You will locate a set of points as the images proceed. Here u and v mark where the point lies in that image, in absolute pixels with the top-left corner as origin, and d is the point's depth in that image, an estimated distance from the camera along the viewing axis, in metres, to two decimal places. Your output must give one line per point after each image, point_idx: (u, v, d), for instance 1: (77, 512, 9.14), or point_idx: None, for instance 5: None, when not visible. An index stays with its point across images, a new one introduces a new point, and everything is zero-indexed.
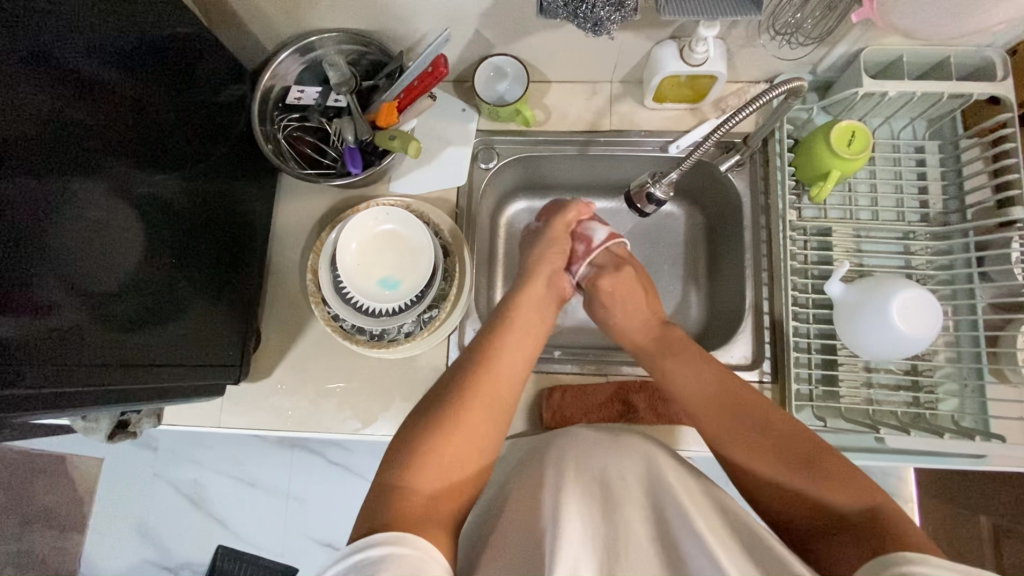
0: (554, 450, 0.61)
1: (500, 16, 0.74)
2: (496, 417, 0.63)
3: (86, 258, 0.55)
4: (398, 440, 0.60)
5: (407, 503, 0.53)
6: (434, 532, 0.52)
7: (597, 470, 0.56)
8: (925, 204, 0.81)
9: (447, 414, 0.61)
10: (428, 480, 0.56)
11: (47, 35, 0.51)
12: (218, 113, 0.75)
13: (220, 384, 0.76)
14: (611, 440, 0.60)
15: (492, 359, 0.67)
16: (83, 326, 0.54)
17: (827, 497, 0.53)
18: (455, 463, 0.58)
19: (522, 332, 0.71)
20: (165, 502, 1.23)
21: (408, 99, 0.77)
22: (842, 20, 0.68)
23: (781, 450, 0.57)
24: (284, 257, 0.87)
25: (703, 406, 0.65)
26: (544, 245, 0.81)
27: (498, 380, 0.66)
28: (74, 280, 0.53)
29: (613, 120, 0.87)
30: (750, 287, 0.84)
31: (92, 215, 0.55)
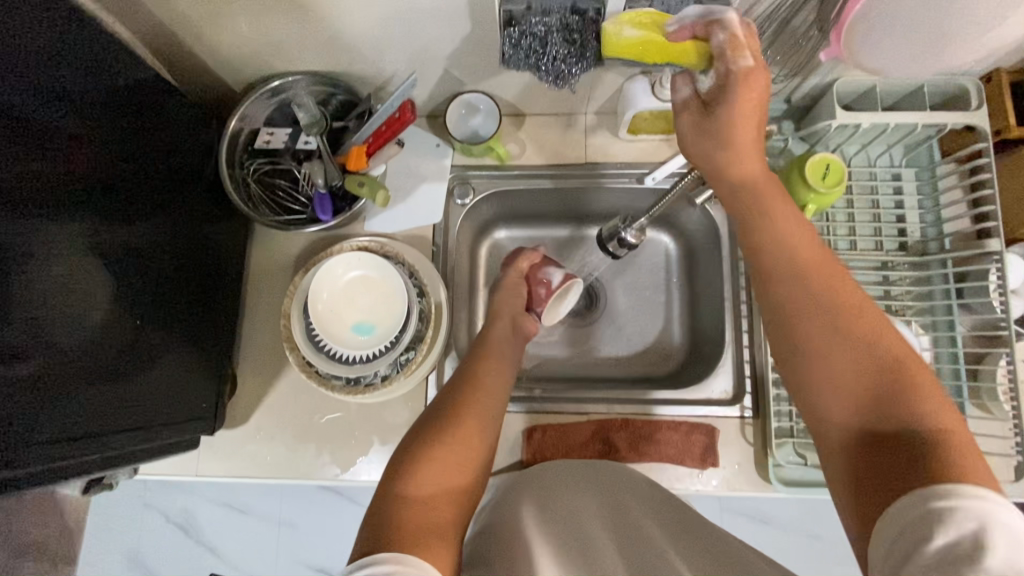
0: (531, 481, 0.68)
1: (467, 56, 0.73)
2: (489, 430, 0.63)
3: (53, 307, 0.54)
4: (397, 457, 0.58)
5: (409, 511, 0.51)
6: (436, 540, 0.49)
7: (577, 508, 0.63)
8: (903, 232, 0.81)
9: (444, 429, 0.60)
10: (430, 489, 0.54)
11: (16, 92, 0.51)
12: (188, 159, 0.75)
13: (194, 436, 0.75)
14: (589, 479, 0.68)
15: (475, 381, 0.68)
16: (52, 383, 0.53)
17: (892, 423, 0.44)
18: (454, 466, 0.57)
19: (497, 363, 0.72)
20: (156, 533, 1.22)
21: (377, 144, 0.77)
22: (811, 57, 0.68)
23: (858, 347, 0.47)
24: (260, 299, 0.86)
25: (800, 271, 0.52)
26: (504, 293, 0.82)
27: (484, 391, 0.67)
28: (41, 332, 0.53)
29: (588, 152, 0.86)
30: (730, 318, 0.83)
31: (60, 270, 0.55)
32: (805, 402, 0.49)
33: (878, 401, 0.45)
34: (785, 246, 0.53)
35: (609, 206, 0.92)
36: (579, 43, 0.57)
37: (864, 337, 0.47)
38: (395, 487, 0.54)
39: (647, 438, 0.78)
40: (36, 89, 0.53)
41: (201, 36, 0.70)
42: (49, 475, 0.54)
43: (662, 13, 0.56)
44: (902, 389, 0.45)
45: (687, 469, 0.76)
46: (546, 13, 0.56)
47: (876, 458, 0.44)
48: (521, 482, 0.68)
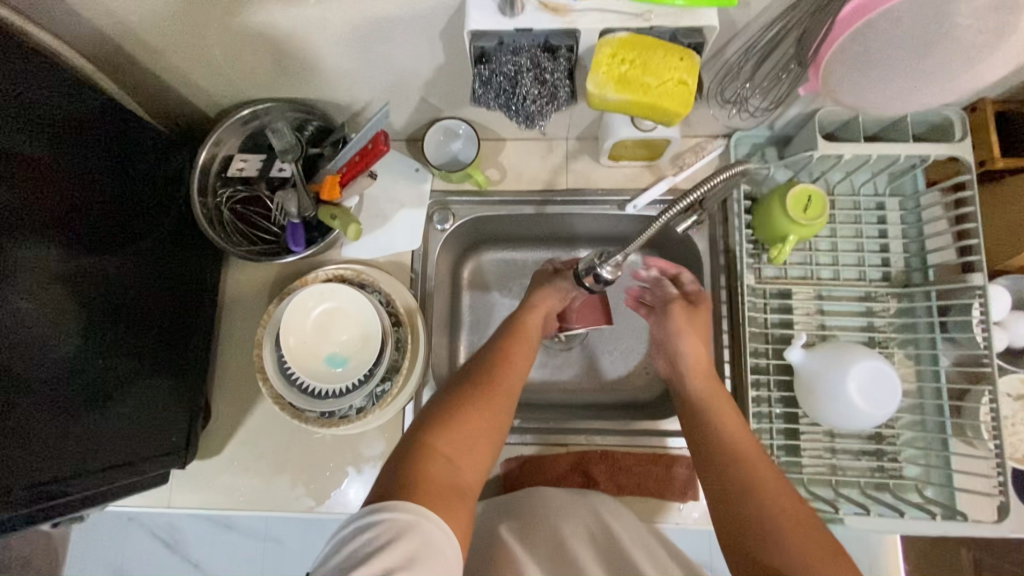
0: (525, 500, 0.73)
1: (443, 85, 0.72)
2: (511, 402, 0.63)
3: (20, 337, 0.53)
4: (424, 413, 0.61)
5: (433, 463, 0.55)
6: (454, 504, 0.53)
7: (566, 519, 0.70)
8: (886, 262, 0.80)
9: (472, 396, 0.62)
10: (453, 446, 0.57)
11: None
12: (159, 186, 0.73)
13: (164, 470, 0.74)
14: (580, 496, 0.72)
15: (506, 353, 0.67)
16: (20, 417, 0.52)
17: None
18: (474, 436, 0.59)
19: (530, 336, 0.71)
20: (138, 552, 1.21)
21: (350, 174, 0.75)
22: (792, 89, 0.66)
23: (795, 521, 0.52)
24: (235, 326, 0.85)
25: (715, 394, 0.64)
26: (544, 293, 0.75)
27: (513, 363, 0.66)
28: (11, 363, 0.52)
29: (569, 177, 0.85)
30: (712, 347, 0.82)
31: (23, 301, 0.54)
32: (731, 534, 0.54)
33: (796, 525, 0.52)
34: (747, 448, 0.58)
35: (591, 230, 0.91)
36: (550, 84, 0.57)
37: (795, 519, 0.53)
38: (421, 440, 0.57)
39: (627, 470, 0.77)
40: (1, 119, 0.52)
41: (168, 65, 0.68)
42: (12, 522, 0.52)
43: (634, 35, 0.52)
44: (828, 560, 0.50)
45: (667, 503, 0.75)
46: (516, 52, 0.54)
47: None
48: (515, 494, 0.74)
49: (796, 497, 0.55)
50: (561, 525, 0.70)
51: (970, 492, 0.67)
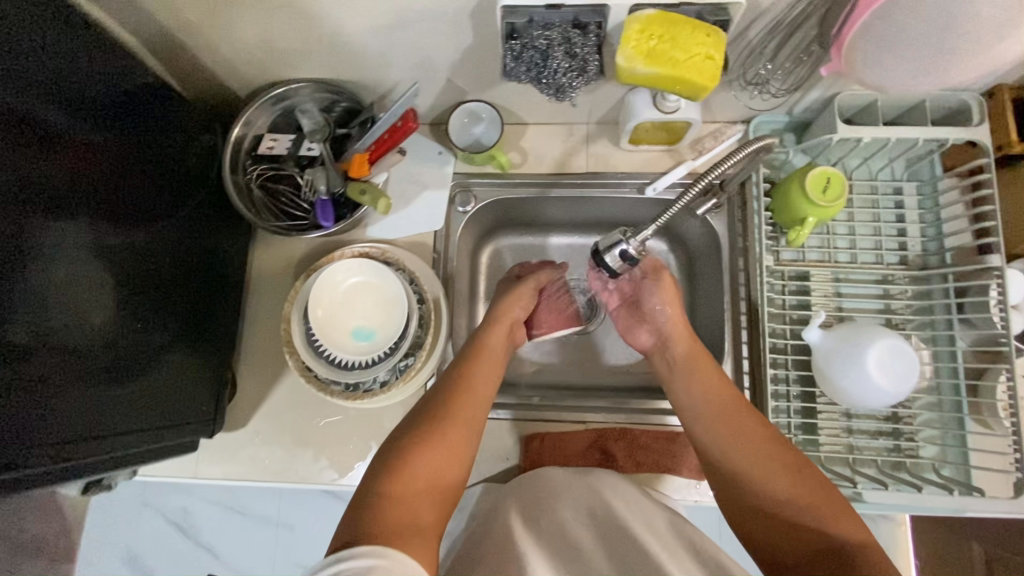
0: (529, 488, 0.70)
1: (470, 66, 0.73)
2: (473, 435, 0.63)
3: (60, 304, 0.55)
4: (377, 459, 0.58)
5: (392, 510, 0.52)
6: (416, 545, 0.50)
7: (565, 502, 0.66)
8: (903, 246, 0.81)
9: (428, 433, 0.60)
10: (411, 487, 0.55)
11: (24, 95, 0.51)
12: (193, 164, 0.75)
13: (192, 439, 0.76)
14: (578, 477, 0.69)
15: (465, 381, 0.67)
16: (54, 382, 0.54)
17: (814, 524, 0.52)
18: (437, 472, 0.57)
19: (491, 359, 0.71)
20: (153, 533, 1.22)
21: (379, 151, 0.78)
22: (814, 70, 0.68)
23: (789, 473, 0.56)
24: (261, 303, 0.87)
25: (697, 371, 0.68)
26: (505, 301, 0.79)
27: (470, 396, 0.65)
28: (49, 329, 0.53)
29: (588, 161, 0.86)
30: (729, 329, 0.83)
31: (63, 268, 0.55)
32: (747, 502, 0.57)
33: (813, 484, 0.55)
34: (730, 414, 0.63)
35: (609, 214, 0.92)
36: (581, 58, 0.58)
37: (797, 478, 0.56)
38: (377, 486, 0.54)
39: (645, 447, 0.78)
40: (42, 93, 0.53)
41: (207, 44, 0.71)
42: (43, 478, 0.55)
43: (662, 12, 0.54)
44: (823, 501, 0.54)
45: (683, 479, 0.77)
46: (548, 27, 0.56)
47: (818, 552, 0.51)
48: (513, 487, 0.71)
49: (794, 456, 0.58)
50: (560, 506, 0.65)
51: (986, 469, 0.68)
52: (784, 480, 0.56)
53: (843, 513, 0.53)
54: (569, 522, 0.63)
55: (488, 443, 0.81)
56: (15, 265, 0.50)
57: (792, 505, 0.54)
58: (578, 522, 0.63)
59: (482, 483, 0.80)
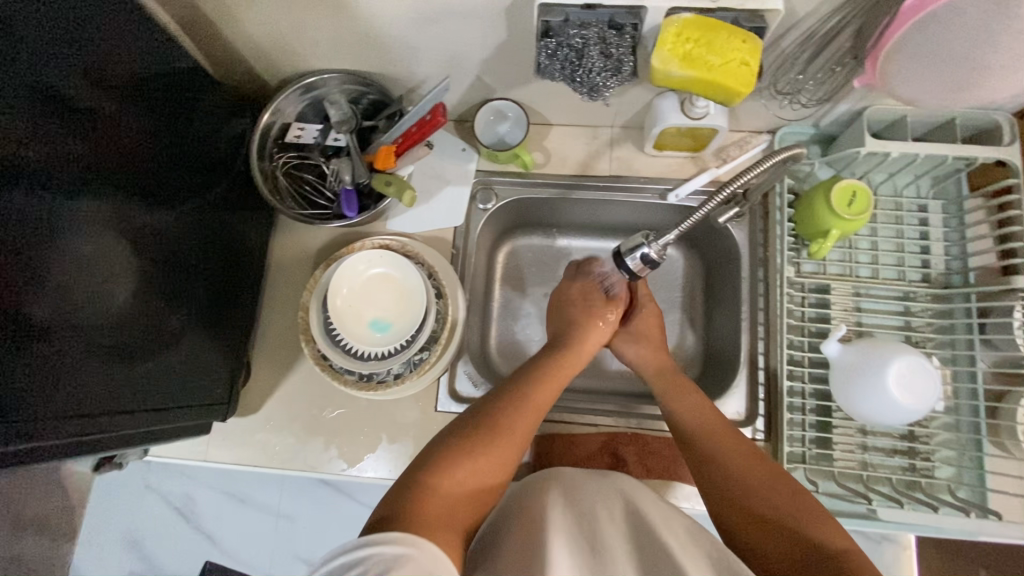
0: (544, 480, 0.62)
1: (500, 64, 0.74)
2: (522, 452, 0.63)
3: (79, 285, 0.55)
4: (425, 453, 0.59)
5: (428, 502, 0.52)
6: (445, 535, 0.49)
7: (594, 500, 0.58)
8: (926, 263, 0.80)
9: (479, 439, 0.60)
10: (453, 483, 0.55)
11: (43, 63, 0.51)
12: (219, 147, 0.76)
13: (207, 421, 0.76)
14: (599, 478, 0.62)
15: (527, 397, 0.66)
16: (70, 363, 0.54)
17: (807, 529, 0.53)
18: (477, 476, 0.57)
19: (555, 381, 0.70)
20: (155, 516, 1.22)
21: (406, 145, 0.78)
22: (846, 82, 0.68)
23: (779, 487, 0.58)
24: (279, 291, 0.87)
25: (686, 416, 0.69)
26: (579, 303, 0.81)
27: (528, 415, 0.64)
28: (68, 309, 0.54)
29: (611, 164, 0.86)
30: (746, 339, 0.82)
31: (86, 248, 0.56)
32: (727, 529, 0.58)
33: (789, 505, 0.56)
34: (719, 440, 0.64)
35: (629, 219, 0.92)
36: (616, 57, 0.58)
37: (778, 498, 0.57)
38: (421, 475, 0.55)
39: (655, 454, 0.78)
40: (68, 66, 0.53)
41: (242, 31, 0.72)
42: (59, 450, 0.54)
43: (700, 16, 0.54)
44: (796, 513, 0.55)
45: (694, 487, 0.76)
46: (584, 25, 0.57)
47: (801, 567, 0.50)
48: (533, 482, 0.63)
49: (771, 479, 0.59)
50: (587, 504, 0.57)
51: (1002, 491, 0.67)
52: (768, 499, 0.57)
53: (827, 524, 0.53)
54: (603, 522, 0.54)
55: None
56: (38, 244, 0.50)
57: (779, 511, 0.55)
58: (610, 524, 0.54)
59: None
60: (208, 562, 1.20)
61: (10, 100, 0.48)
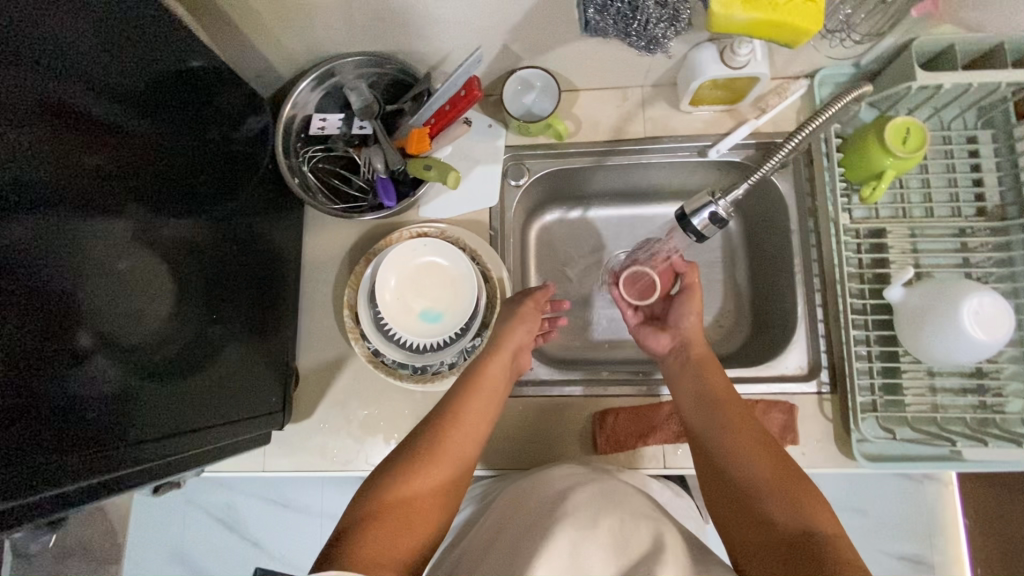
0: (535, 496, 0.59)
1: (529, 29, 0.70)
2: (461, 474, 0.60)
3: (116, 308, 0.51)
4: (370, 482, 0.58)
5: (361, 550, 0.50)
6: None
7: (572, 511, 0.53)
8: (980, 197, 0.78)
9: (407, 471, 0.58)
10: (383, 525, 0.53)
11: (46, 73, 0.46)
12: (238, 147, 0.71)
13: (266, 431, 0.74)
14: (603, 490, 0.58)
15: (464, 408, 0.64)
16: (121, 391, 0.51)
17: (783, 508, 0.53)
18: (410, 512, 0.55)
19: (485, 393, 0.66)
20: (202, 529, 1.21)
21: (439, 124, 0.74)
22: (896, 14, 0.64)
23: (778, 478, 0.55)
24: (315, 290, 0.84)
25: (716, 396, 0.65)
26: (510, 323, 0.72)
27: (460, 431, 0.62)
28: (108, 336, 0.50)
29: (645, 126, 0.83)
30: (801, 293, 0.80)
31: (116, 267, 0.52)
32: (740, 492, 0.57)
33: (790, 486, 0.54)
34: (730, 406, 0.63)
35: (665, 181, 0.89)
36: (671, 7, 0.53)
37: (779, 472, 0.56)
38: (353, 524, 0.53)
39: None
40: (65, 68, 0.47)
41: (252, 17, 0.67)
42: (144, 476, 0.53)
43: None
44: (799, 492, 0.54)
45: None
46: None
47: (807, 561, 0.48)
48: (521, 499, 0.60)
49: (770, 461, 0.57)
50: (567, 512, 0.53)
51: None
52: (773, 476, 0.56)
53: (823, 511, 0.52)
54: (585, 529, 0.51)
55: (561, 421, 0.79)
56: (70, 271, 0.47)
57: (764, 497, 0.54)
58: (591, 531, 0.51)
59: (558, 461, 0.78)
60: (261, 570, 1.19)
61: (19, 115, 0.43)
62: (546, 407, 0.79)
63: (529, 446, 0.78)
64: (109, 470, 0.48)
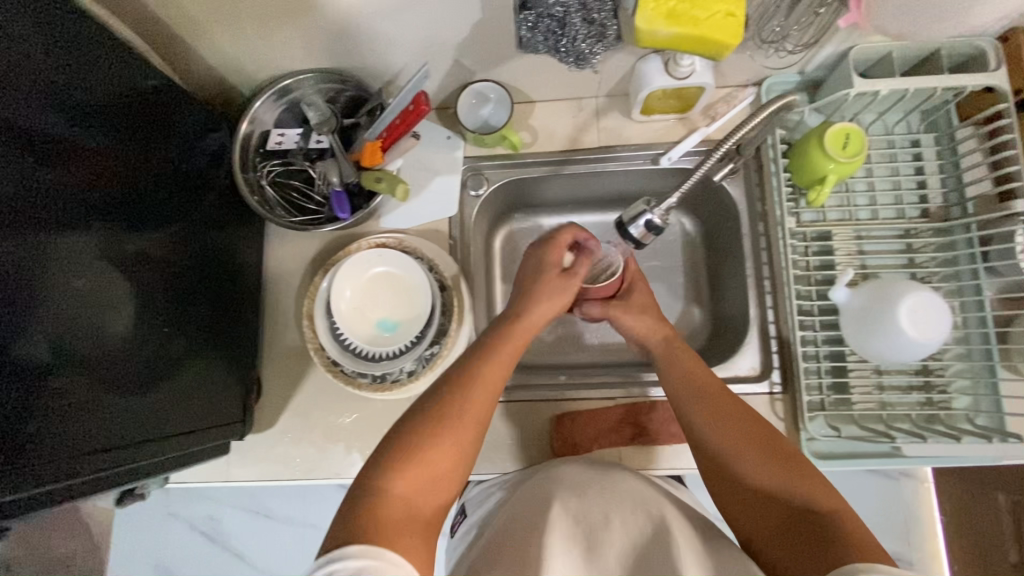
0: (542, 481, 0.62)
1: (477, 44, 0.72)
2: (484, 429, 0.59)
3: (76, 322, 0.53)
4: (389, 437, 0.56)
5: (387, 513, 0.50)
6: (410, 544, 0.49)
7: (581, 501, 0.57)
8: (924, 199, 0.80)
9: (430, 429, 0.56)
10: (405, 486, 0.53)
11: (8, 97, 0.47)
12: (198, 163, 0.73)
13: (225, 441, 0.76)
14: (602, 477, 0.61)
15: (486, 366, 0.60)
16: (81, 402, 0.52)
17: (798, 496, 0.54)
18: (433, 471, 0.54)
19: (513, 343, 0.64)
20: (183, 541, 1.21)
21: (391, 138, 0.76)
22: (827, 25, 0.66)
23: (772, 460, 0.57)
24: (280, 301, 0.86)
25: (700, 385, 0.65)
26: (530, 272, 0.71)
27: (487, 382, 0.60)
28: (69, 349, 0.52)
29: (600, 135, 0.85)
30: (753, 295, 0.82)
31: (77, 282, 0.53)
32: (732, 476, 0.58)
33: (785, 466, 0.56)
34: (718, 396, 0.63)
35: (623, 189, 0.91)
36: (598, 23, 0.57)
37: (771, 452, 0.58)
38: (375, 485, 0.52)
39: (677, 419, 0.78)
40: (25, 91, 0.49)
41: (204, 36, 0.68)
42: (105, 482, 0.55)
43: None
44: (793, 472, 0.56)
45: None
46: None
47: (813, 538, 0.50)
48: (531, 485, 0.63)
49: (760, 443, 0.59)
50: (575, 505, 0.57)
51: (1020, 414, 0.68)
52: (764, 457, 0.58)
53: (821, 485, 0.54)
54: (598, 524, 0.54)
55: (520, 426, 0.80)
56: (32, 288, 0.48)
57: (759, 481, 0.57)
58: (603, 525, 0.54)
59: (518, 465, 0.79)
60: None
61: None
62: (505, 411, 0.81)
63: (489, 451, 0.79)
64: (68, 479, 0.50)
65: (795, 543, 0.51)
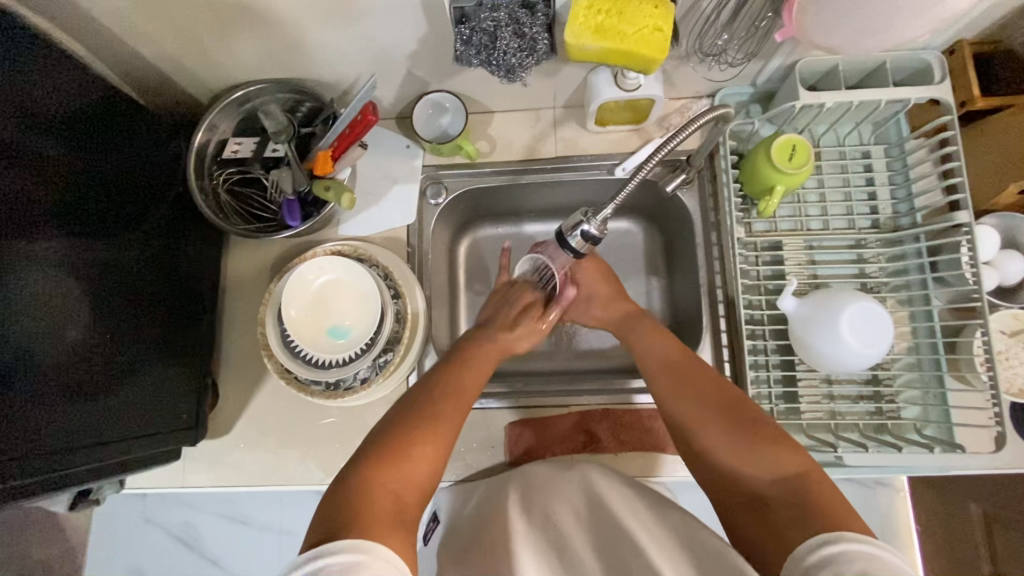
0: (514, 484, 0.64)
1: (426, 56, 0.73)
2: (460, 432, 0.62)
3: (28, 322, 0.54)
4: (371, 438, 0.58)
5: (373, 503, 0.49)
6: (391, 533, 0.47)
7: (553, 495, 0.60)
8: (875, 209, 0.81)
9: (413, 425, 0.58)
10: (389, 479, 0.52)
11: None
12: (157, 170, 0.74)
13: (176, 448, 0.76)
14: (561, 473, 0.64)
15: (460, 383, 0.66)
16: (25, 403, 0.52)
17: (763, 472, 0.53)
18: (419, 466, 0.55)
19: (480, 365, 0.71)
20: (156, 547, 1.19)
21: (341, 147, 0.77)
22: (766, 39, 0.68)
23: (739, 432, 0.57)
24: (239, 308, 0.87)
25: (660, 363, 0.68)
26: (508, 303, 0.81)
27: (462, 392, 0.65)
28: (17, 350, 0.52)
29: (556, 146, 0.86)
30: (707, 304, 0.83)
31: (31, 285, 0.54)
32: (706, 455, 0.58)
33: (748, 434, 0.57)
34: (676, 368, 0.66)
35: (583, 198, 0.92)
36: (529, 37, 0.61)
37: (733, 426, 0.58)
38: (356, 479, 0.52)
39: (628, 427, 0.78)
40: None
41: (157, 49, 0.70)
42: (42, 485, 0.55)
43: None
44: (755, 441, 0.56)
45: (669, 457, 0.76)
46: (494, 9, 0.58)
47: (789, 508, 0.49)
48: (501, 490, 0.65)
49: (720, 416, 0.59)
50: (546, 501, 0.59)
51: (966, 424, 0.68)
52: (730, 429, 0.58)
53: (783, 447, 0.54)
54: (564, 516, 0.56)
55: (474, 433, 0.80)
56: None
57: (727, 456, 0.56)
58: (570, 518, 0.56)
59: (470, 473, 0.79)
60: None
61: None
62: None
63: None
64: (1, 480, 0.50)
65: (768, 517, 0.51)
